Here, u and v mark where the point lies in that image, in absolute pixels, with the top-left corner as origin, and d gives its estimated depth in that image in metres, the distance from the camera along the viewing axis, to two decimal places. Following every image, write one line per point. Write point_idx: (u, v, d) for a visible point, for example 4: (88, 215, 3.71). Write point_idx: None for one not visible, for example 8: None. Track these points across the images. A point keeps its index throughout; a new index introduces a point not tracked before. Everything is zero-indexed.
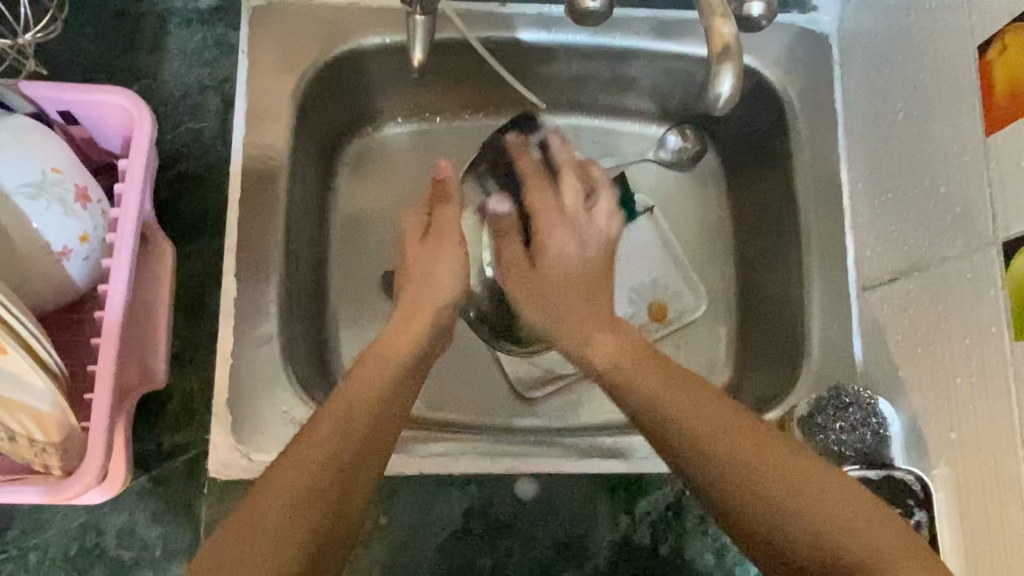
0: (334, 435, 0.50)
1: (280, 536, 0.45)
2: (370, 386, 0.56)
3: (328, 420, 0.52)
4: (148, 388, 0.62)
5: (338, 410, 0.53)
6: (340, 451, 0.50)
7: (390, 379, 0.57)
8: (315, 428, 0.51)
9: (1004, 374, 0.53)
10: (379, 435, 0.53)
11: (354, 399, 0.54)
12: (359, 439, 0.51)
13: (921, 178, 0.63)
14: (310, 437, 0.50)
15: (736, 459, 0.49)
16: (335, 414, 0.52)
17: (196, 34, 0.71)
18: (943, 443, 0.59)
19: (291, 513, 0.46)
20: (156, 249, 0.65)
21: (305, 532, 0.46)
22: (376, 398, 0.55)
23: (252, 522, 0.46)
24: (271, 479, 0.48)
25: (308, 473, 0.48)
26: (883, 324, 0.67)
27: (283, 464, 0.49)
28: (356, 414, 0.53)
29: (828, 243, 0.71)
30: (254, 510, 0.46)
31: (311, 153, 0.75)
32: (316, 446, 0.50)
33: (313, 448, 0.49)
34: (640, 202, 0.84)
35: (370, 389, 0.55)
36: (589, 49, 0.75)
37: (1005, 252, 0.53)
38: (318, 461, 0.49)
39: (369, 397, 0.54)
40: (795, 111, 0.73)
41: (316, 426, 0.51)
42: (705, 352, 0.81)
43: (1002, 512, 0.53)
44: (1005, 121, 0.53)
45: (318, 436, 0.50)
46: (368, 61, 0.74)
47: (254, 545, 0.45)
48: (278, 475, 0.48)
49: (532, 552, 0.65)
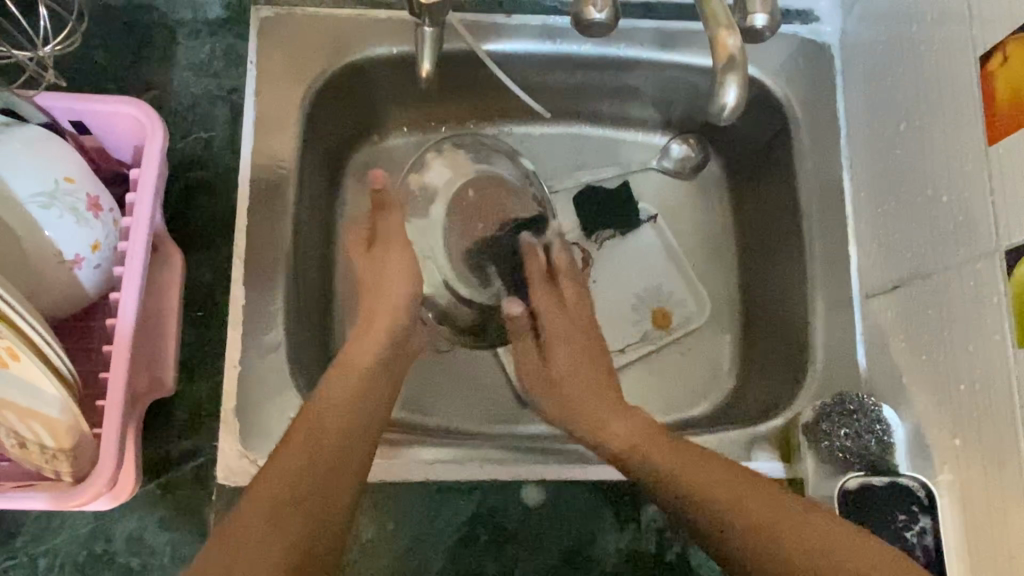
0: (307, 446, 0.53)
1: (270, 539, 0.48)
2: (339, 397, 0.58)
3: (300, 433, 0.55)
4: (156, 395, 0.62)
5: (308, 422, 0.56)
6: (312, 462, 0.52)
7: (360, 390, 0.60)
8: (286, 442, 0.54)
9: (1007, 381, 0.53)
10: (353, 441, 0.56)
11: (323, 410, 0.57)
12: (333, 446, 0.54)
13: (922, 188, 0.64)
14: (285, 450, 0.53)
15: (728, 516, 0.54)
16: (309, 426, 0.55)
17: (206, 45, 0.72)
18: (947, 451, 0.59)
19: (277, 521, 0.49)
20: (166, 258, 0.65)
21: (291, 535, 0.48)
22: (342, 408, 0.58)
23: (244, 528, 0.48)
24: (252, 496, 0.50)
25: (286, 483, 0.51)
26: (886, 332, 0.67)
27: (263, 479, 0.51)
28: (327, 425, 0.56)
29: (831, 251, 0.72)
30: (242, 521, 0.48)
31: (318, 162, 0.76)
32: (290, 459, 0.52)
33: (289, 461, 0.52)
34: (645, 211, 0.85)
35: (339, 400, 0.58)
36: (593, 60, 0.76)
37: (1007, 260, 0.54)
38: (297, 470, 0.52)
39: (338, 407, 0.57)
40: (797, 121, 0.74)
41: (290, 440, 0.54)
42: (709, 360, 0.81)
43: (1005, 519, 0.53)
44: (1008, 131, 0.54)
45: (292, 448, 0.53)
46: (375, 73, 0.75)
47: (240, 554, 0.46)
48: (257, 487, 0.51)
49: (538, 559, 0.65)
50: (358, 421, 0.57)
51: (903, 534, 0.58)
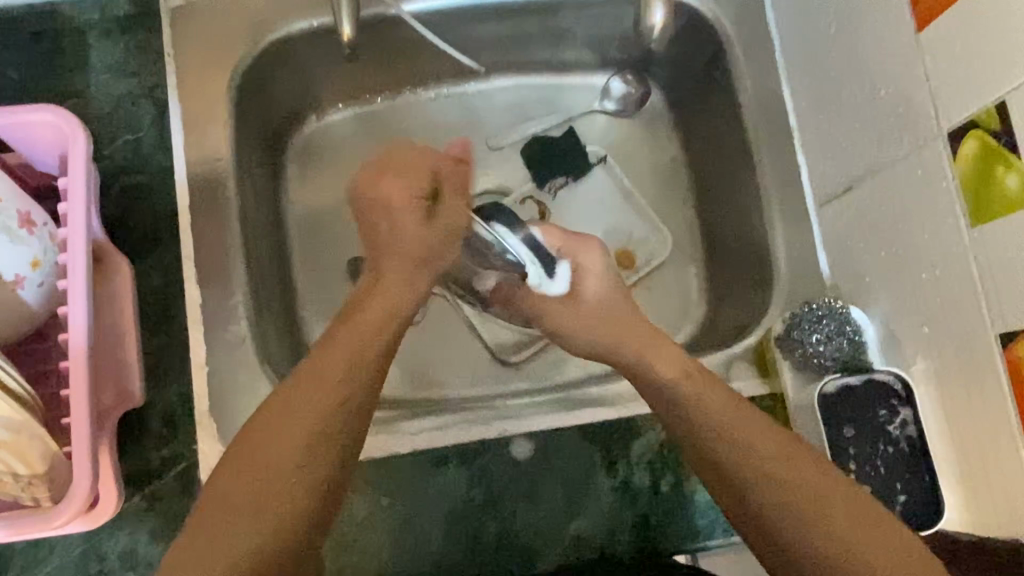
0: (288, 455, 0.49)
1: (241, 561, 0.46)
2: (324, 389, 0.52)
3: (301, 429, 0.50)
4: (126, 408, 0.61)
5: (312, 420, 0.51)
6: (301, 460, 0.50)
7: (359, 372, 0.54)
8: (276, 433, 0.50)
9: (966, 261, 0.54)
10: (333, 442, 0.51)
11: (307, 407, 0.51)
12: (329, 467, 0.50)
13: (859, 86, 0.63)
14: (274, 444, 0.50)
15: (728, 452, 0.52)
16: (285, 426, 0.50)
17: (119, 44, 0.69)
18: (916, 340, 0.60)
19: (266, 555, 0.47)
20: (112, 266, 0.63)
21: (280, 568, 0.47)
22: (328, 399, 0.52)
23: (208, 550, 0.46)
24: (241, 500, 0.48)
25: (276, 492, 0.48)
26: (840, 236, 0.68)
27: (238, 488, 0.48)
28: (314, 433, 0.51)
29: (780, 164, 0.72)
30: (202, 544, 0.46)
31: (255, 152, 0.74)
32: (271, 475, 0.49)
33: (278, 465, 0.49)
34: (593, 153, 0.86)
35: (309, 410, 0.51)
36: (521, 5, 0.75)
37: (952, 141, 0.54)
38: (281, 496, 0.48)
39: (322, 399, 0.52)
40: (730, 39, 0.74)
41: (263, 455, 0.50)
42: (679, 294, 0.83)
43: (984, 400, 0.54)
44: (936, 13, 0.54)
45: (269, 460, 0.49)
46: (298, 49, 0.73)
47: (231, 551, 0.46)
48: (231, 491, 0.48)
49: (536, 511, 0.65)
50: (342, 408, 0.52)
51: (887, 429, 0.61)
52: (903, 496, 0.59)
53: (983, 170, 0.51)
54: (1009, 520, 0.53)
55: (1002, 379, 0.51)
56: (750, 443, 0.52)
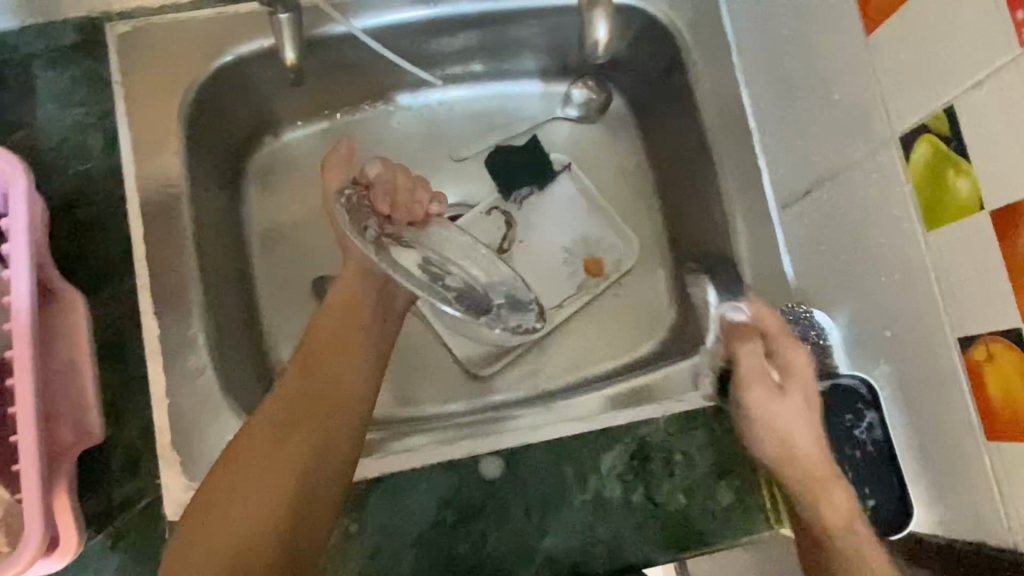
0: (280, 465, 0.57)
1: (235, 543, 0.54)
2: (315, 418, 0.60)
3: (270, 429, 0.58)
4: (86, 445, 0.60)
5: (304, 441, 0.58)
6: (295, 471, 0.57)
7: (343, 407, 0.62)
8: (250, 434, 0.58)
9: (923, 264, 0.53)
10: (322, 464, 0.58)
11: (301, 427, 0.59)
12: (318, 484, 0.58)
13: (813, 89, 0.63)
14: (251, 443, 0.58)
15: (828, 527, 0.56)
16: (273, 436, 0.58)
17: (64, 74, 0.67)
18: (880, 343, 0.59)
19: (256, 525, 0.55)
20: (66, 301, 0.62)
21: (267, 548, 0.54)
22: (321, 426, 0.60)
23: (208, 529, 0.54)
24: (233, 500, 0.55)
25: (271, 491, 0.56)
26: (801, 238, 0.68)
27: (231, 486, 0.56)
28: (308, 446, 0.58)
29: (741, 167, 0.72)
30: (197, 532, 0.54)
31: (211, 176, 0.73)
32: (264, 477, 0.56)
33: (270, 469, 0.57)
34: (556, 160, 0.85)
35: (302, 432, 0.59)
36: (477, 17, 0.74)
37: (905, 147, 0.53)
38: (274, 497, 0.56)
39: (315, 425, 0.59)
40: (687, 43, 0.73)
41: (256, 465, 0.57)
42: (648, 299, 0.82)
43: (948, 407, 0.53)
44: (884, 15, 0.53)
45: (261, 465, 0.57)
46: (252, 71, 0.72)
47: (222, 536, 0.54)
48: (215, 490, 0.56)
49: (507, 530, 0.65)
50: (331, 437, 0.60)
51: (853, 433, 0.61)
52: (872, 501, 0.60)
53: (936, 175, 0.51)
54: (978, 522, 0.52)
55: (964, 387, 0.51)
56: (852, 547, 0.55)
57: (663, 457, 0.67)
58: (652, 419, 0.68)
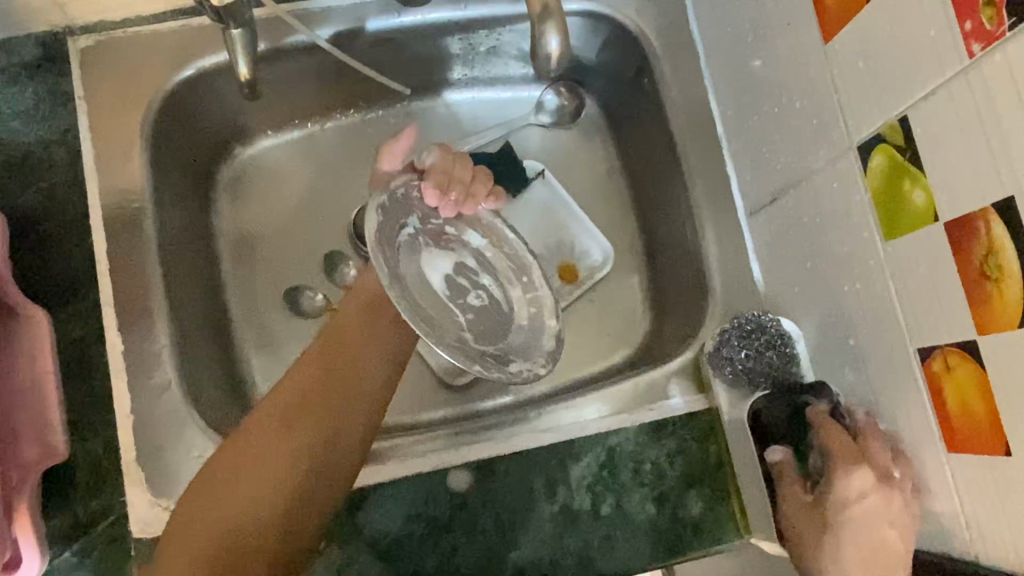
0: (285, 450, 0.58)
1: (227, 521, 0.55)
2: (325, 410, 0.61)
3: (281, 417, 0.60)
4: (49, 463, 0.59)
5: (312, 431, 0.60)
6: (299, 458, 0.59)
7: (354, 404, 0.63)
8: (262, 418, 0.59)
9: (883, 273, 0.53)
10: (326, 455, 0.59)
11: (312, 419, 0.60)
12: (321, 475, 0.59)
13: (776, 96, 0.63)
14: (260, 425, 0.59)
15: None
16: (282, 423, 0.59)
17: (27, 89, 0.66)
18: (844, 351, 0.59)
19: (255, 504, 0.56)
20: (27, 318, 0.60)
21: (258, 532, 0.55)
22: (331, 418, 0.61)
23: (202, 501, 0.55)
24: (231, 480, 0.56)
25: (271, 475, 0.57)
26: (767, 245, 0.68)
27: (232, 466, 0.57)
28: (317, 435, 0.60)
29: (710, 174, 0.71)
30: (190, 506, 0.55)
31: (178, 189, 0.73)
32: (268, 458, 0.58)
33: (274, 454, 0.58)
34: (531, 167, 0.84)
35: (310, 421, 0.60)
36: (444, 25, 0.73)
37: (864, 155, 0.53)
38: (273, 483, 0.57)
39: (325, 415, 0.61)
40: (655, 49, 0.73)
41: (260, 448, 0.58)
42: (622, 305, 0.82)
43: (908, 416, 0.53)
44: (840, 23, 0.53)
45: (268, 448, 0.58)
46: (218, 82, 0.72)
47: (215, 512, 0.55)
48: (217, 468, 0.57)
49: (476, 544, 0.64)
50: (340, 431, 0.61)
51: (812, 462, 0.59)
52: None
53: (893, 184, 0.50)
54: (939, 530, 0.52)
55: (924, 397, 0.51)
56: None
57: (632, 467, 0.67)
58: (623, 429, 0.67)
